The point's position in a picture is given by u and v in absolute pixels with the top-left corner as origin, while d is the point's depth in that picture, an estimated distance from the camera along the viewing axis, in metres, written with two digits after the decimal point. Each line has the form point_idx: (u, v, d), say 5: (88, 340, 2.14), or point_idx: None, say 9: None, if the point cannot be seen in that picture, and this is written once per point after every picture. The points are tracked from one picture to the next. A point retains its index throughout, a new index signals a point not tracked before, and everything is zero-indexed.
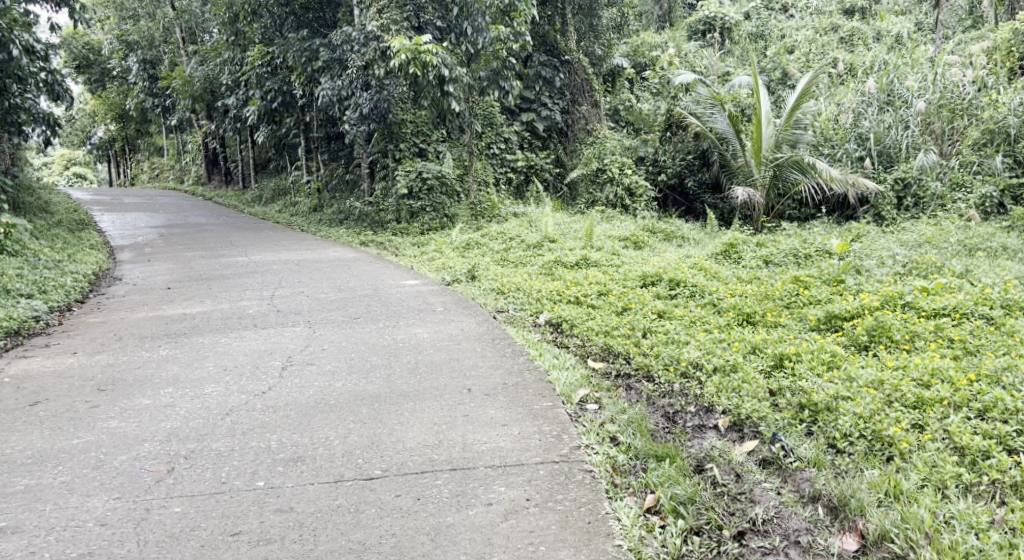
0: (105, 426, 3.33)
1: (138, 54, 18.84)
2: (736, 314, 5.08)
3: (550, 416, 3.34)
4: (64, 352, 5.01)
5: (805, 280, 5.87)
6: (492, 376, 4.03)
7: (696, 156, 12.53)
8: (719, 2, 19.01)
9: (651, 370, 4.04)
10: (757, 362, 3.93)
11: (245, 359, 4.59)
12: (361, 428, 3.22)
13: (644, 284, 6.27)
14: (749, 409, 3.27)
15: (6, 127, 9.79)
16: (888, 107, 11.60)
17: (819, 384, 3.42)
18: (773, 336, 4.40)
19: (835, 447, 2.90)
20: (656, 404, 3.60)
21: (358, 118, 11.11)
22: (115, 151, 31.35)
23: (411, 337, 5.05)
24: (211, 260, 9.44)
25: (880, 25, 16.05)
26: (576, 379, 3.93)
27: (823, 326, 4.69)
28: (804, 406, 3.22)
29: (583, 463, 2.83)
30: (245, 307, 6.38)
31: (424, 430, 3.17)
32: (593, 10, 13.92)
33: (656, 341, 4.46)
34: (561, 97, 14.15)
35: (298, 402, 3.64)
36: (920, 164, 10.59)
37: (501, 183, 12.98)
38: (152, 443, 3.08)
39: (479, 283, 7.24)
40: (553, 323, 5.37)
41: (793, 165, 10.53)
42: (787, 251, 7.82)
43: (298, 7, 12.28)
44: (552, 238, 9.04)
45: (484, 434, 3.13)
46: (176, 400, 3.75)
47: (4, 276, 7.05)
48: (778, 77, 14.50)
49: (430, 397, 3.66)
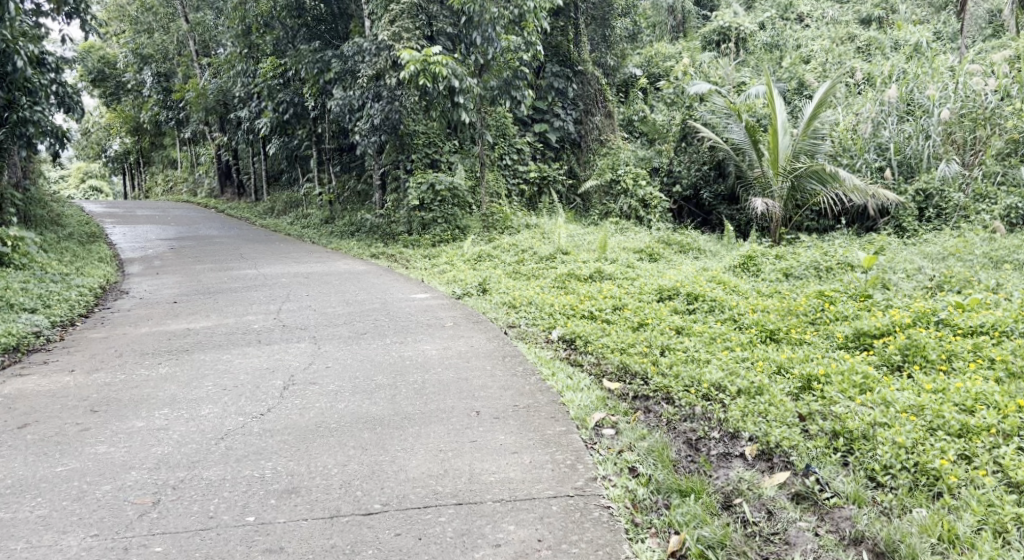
0: (92, 452, 3.15)
1: (152, 67, 19.14)
2: (759, 331, 4.84)
3: (563, 443, 3.13)
4: (62, 370, 4.86)
5: (829, 294, 5.62)
6: (503, 398, 3.82)
7: (712, 166, 12.24)
8: (734, 12, 18.84)
9: (671, 392, 3.81)
10: (783, 384, 3.69)
11: (246, 378, 4.41)
12: (362, 455, 3.02)
13: (661, 297, 6.04)
14: (778, 436, 3.04)
15: (14, 141, 9.41)
16: (908, 117, 11.36)
17: (853, 410, 3.18)
18: (799, 355, 4.16)
19: (875, 480, 2.66)
20: (677, 430, 3.37)
21: (369, 129, 10.98)
22: (130, 163, 31.59)
23: (419, 354, 4.86)
24: (220, 273, 9.32)
25: (897, 34, 15.78)
26: (591, 401, 3.72)
27: (852, 344, 4.45)
28: (838, 434, 2.98)
29: (601, 497, 2.62)
30: (250, 322, 6.22)
31: (429, 458, 2.96)
32: (606, 21, 13.93)
33: (676, 360, 4.23)
34: (573, 108, 13.84)
35: (297, 426, 3.45)
36: (941, 175, 10.36)
37: (513, 194, 12.82)
38: (140, 471, 2.90)
39: (490, 296, 7.05)
40: (566, 339, 5.15)
41: (813, 174, 10.24)
42: (808, 264, 7.57)
43: (311, 18, 12.34)
44: (565, 250, 8.83)
45: (494, 463, 2.92)
46: (170, 422, 3.57)
47: (8, 289, 6.94)
48: (794, 87, 14.22)
49: (436, 421, 3.45)
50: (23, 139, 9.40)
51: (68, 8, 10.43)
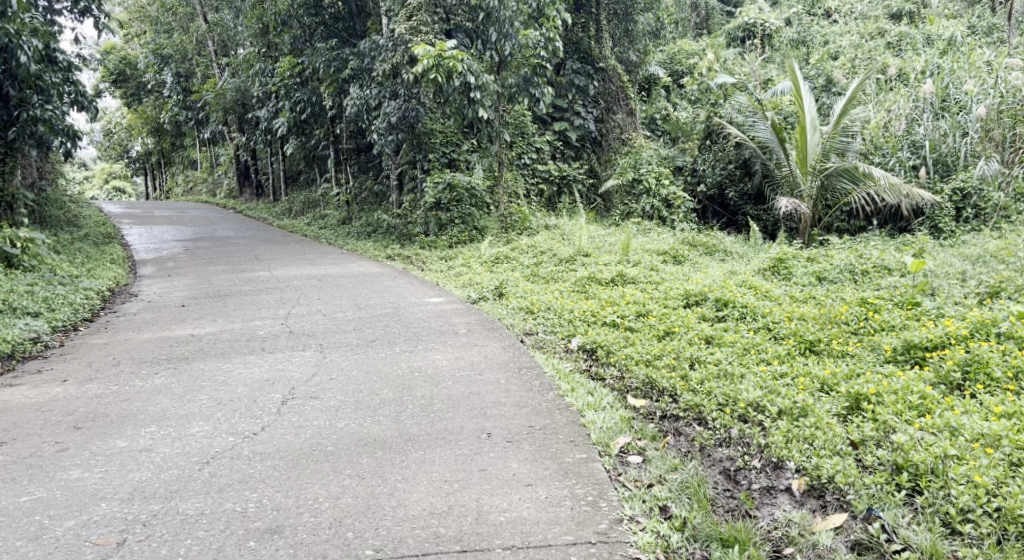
0: (63, 478, 2.86)
1: (172, 67, 19.12)
2: (797, 342, 4.45)
3: (584, 474, 2.80)
4: (53, 380, 4.59)
5: (873, 301, 5.19)
6: (517, 417, 3.48)
7: (738, 164, 11.82)
8: (759, 8, 18.27)
9: (702, 411, 3.44)
10: (829, 405, 3.31)
11: (244, 391, 4.11)
12: (357, 486, 2.70)
13: (687, 303, 5.66)
14: (832, 469, 2.67)
15: (26, 140, 9.26)
16: (943, 113, 10.75)
17: (915, 438, 2.80)
18: (844, 370, 3.77)
19: (952, 528, 2.31)
20: (712, 458, 3.05)
21: (386, 127, 10.70)
22: (152, 164, 31.67)
23: (430, 365, 4.54)
24: (232, 274, 9.08)
25: (929, 29, 15.12)
26: (615, 423, 3.38)
27: (901, 358, 4.06)
28: (901, 468, 2.60)
29: (628, 546, 2.31)
30: (256, 328, 5.94)
31: (432, 491, 2.64)
32: (629, 15, 13.40)
33: (707, 375, 3.84)
34: (594, 105, 13.44)
35: (290, 448, 3.14)
36: (980, 173, 9.79)
37: (532, 194, 12.45)
38: (110, 503, 2.59)
39: (507, 300, 6.72)
40: (586, 349, 4.80)
41: (844, 173, 9.81)
42: (842, 268, 7.11)
43: (328, 16, 12.11)
44: (586, 252, 8.47)
45: (504, 498, 2.59)
46: (154, 443, 3.27)
47: (12, 292, 6.75)
48: (822, 84, 13.60)
49: (442, 445, 3.11)
50: (34, 136, 9.24)
51: (81, 6, 10.20)
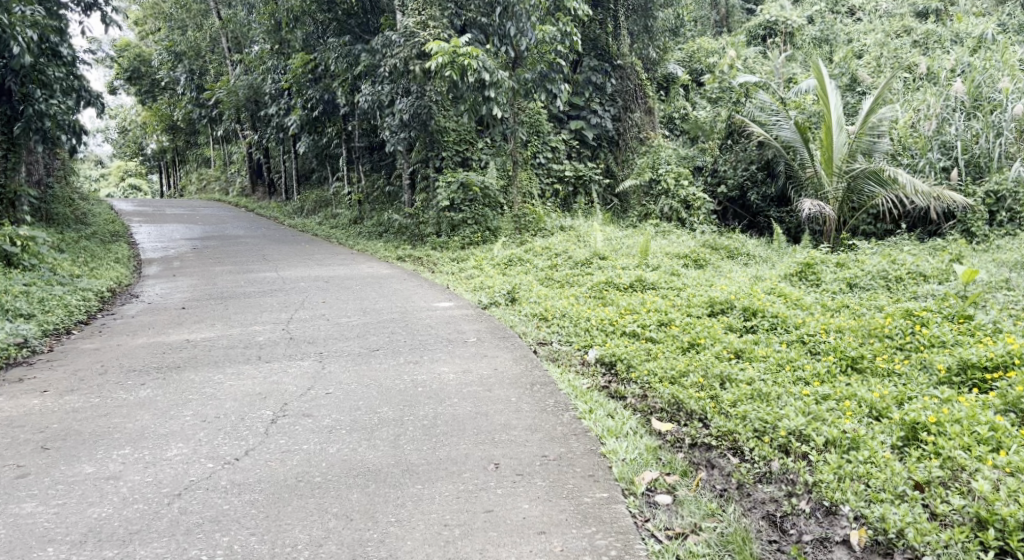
0: (15, 512, 2.56)
1: (185, 64, 18.61)
2: (838, 360, 4.02)
3: (606, 520, 2.47)
4: (33, 390, 4.28)
5: (919, 314, 4.73)
6: (528, 444, 3.11)
7: (760, 166, 11.40)
8: (780, 6, 17.72)
9: (737, 440, 3.03)
10: (884, 436, 2.89)
11: (232, 406, 3.77)
12: (343, 530, 2.38)
13: (713, 312, 5.24)
14: (900, 522, 2.29)
15: (32, 138, 8.90)
16: (976, 113, 10.21)
17: (995, 482, 2.40)
18: (895, 392, 3.35)
19: None
20: (753, 498, 2.68)
21: (398, 125, 10.37)
22: (166, 161, 31.46)
23: (434, 379, 4.16)
24: (237, 275, 8.75)
25: (957, 27, 14.54)
26: (640, 454, 3.00)
27: (957, 379, 3.62)
28: (986, 522, 2.23)
29: None
30: (255, 334, 5.60)
31: (428, 539, 2.32)
32: (648, 11, 12.71)
33: (740, 397, 3.43)
34: (612, 104, 13.02)
35: (273, 479, 2.79)
36: (1016, 175, 9.21)
37: (547, 194, 12.04)
38: (58, 548, 2.31)
39: (519, 306, 6.32)
40: (605, 362, 4.40)
41: (872, 176, 9.35)
42: (875, 273, 6.66)
43: (341, 12, 11.70)
44: (602, 255, 8.06)
45: (513, 551, 2.27)
46: (124, 469, 2.93)
47: (4, 291, 6.45)
48: (846, 82, 13.10)
49: (443, 478, 2.75)
50: (39, 133, 8.90)
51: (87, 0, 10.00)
